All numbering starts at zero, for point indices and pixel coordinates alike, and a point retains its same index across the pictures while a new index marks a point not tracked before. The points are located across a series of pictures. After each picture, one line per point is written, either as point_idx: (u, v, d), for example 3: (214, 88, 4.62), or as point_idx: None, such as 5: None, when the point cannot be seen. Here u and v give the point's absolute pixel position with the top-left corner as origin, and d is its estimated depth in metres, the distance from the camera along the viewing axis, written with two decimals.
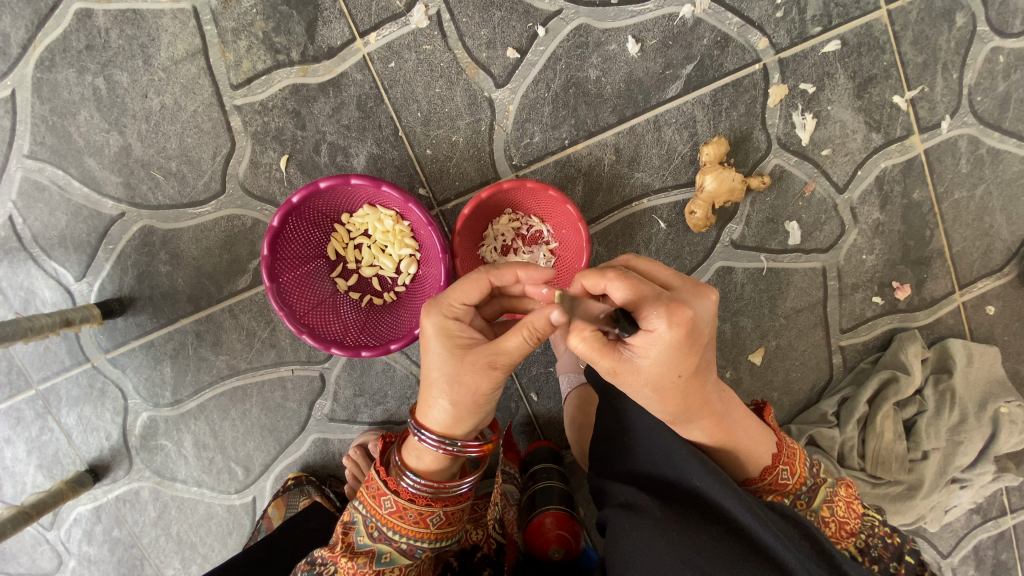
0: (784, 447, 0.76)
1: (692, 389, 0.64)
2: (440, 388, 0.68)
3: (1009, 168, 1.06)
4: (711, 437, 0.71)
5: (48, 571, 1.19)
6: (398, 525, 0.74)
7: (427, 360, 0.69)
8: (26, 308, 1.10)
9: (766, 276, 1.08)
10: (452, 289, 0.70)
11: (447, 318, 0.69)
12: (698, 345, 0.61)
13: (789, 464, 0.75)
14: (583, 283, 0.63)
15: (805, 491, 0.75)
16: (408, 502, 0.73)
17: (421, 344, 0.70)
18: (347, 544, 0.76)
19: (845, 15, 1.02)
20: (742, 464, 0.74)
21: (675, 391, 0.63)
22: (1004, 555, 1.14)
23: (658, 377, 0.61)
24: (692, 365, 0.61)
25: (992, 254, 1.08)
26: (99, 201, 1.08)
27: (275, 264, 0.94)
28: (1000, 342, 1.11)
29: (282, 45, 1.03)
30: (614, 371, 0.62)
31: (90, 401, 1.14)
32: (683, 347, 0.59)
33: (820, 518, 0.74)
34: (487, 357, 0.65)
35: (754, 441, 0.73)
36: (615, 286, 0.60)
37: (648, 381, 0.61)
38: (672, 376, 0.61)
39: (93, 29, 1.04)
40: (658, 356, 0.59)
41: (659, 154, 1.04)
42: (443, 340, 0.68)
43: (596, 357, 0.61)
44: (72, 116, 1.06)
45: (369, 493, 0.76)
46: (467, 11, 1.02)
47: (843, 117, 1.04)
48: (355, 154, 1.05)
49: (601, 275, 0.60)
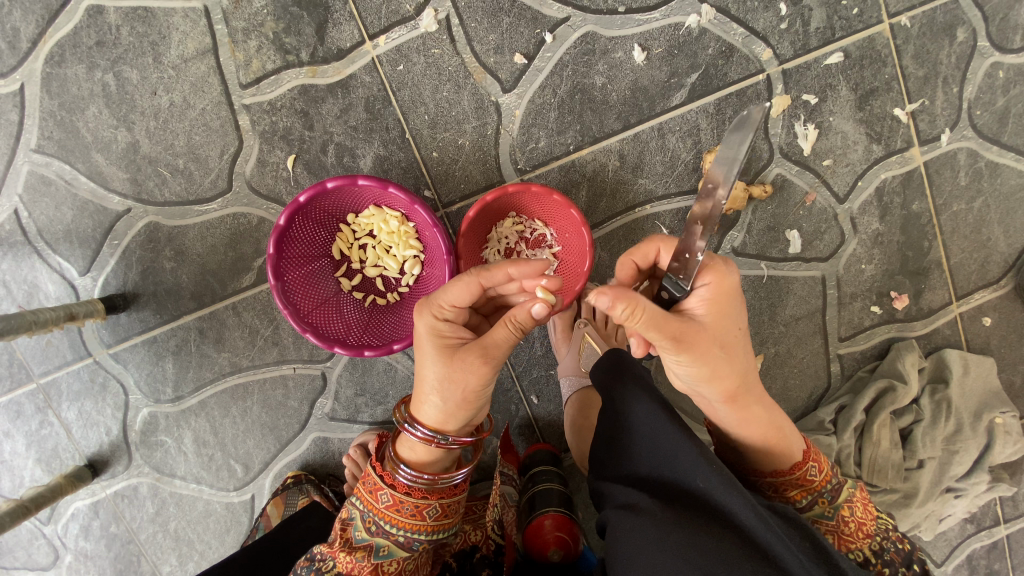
0: (811, 447, 0.79)
1: (741, 354, 0.69)
2: (434, 386, 0.71)
3: (1007, 181, 1.07)
4: (762, 423, 0.74)
5: (44, 566, 1.19)
6: (394, 517, 0.75)
7: (420, 360, 0.72)
8: (29, 302, 1.10)
9: (766, 284, 1.09)
10: (442, 291, 0.69)
11: (439, 319, 0.70)
12: (739, 306, 0.69)
13: (818, 462, 0.77)
14: (635, 257, 0.71)
15: (829, 489, 0.76)
16: (405, 495, 0.75)
17: (414, 345, 0.72)
18: (345, 540, 0.77)
19: (847, 28, 1.03)
20: (772, 456, 0.76)
21: (732, 352, 0.68)
22: (996, 564, 1.15)
23: (718, 332, 0.66)
24: (739, 320, 0.69)
25: (990, 266, 1.10)
26: (105, 197, 1.08)
27: (280, 263, 0.95)
28: (996, 353, 1.12)
29: (292, 46, 1.04)
30: (681, 335, 0.63)
31: (91, 396, 1.14)
32: (727, 299, 0.66)
33: (840, 516, 0.75)
34: (473, 356, 0.67)
35: (790, 428, 0.77)
36: (665, 248, 0.71)
37: (711, 339, 0.65)
38: (728, 330, 0.67)
39: (104, 25, 1.04)
40: (711, 309, 0.66)
41: (662, 162, 1.06)
42: (434, 340, 0.70)
43: (664, 328, 0.61)
44: (80, 112, 1.06)
45: (366, 488, 0.77)
46: (476, 17, 1.03)
47: (845, 128, 1.06)
48: (362, 155, 1.06)
49: (652, 240, 0.71)
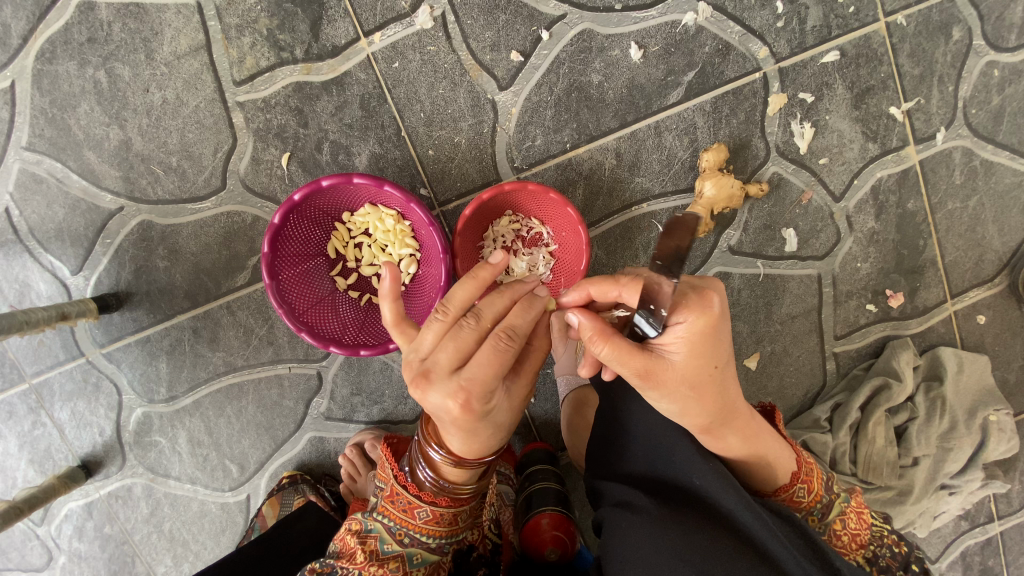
0: (802, 466, 0.76)
1: (721, 389, 0.65)
2: (481, 443, 0.65)
3: (1002, 180, 1.08)
4: (745, 443, 0.71)
5: (38, 567, 1.18)
6: (431, 529, 0.76)
7: (461, 433, 0.63)
8: (21, 302, 1.09)
9: (763, 283, 1.09)
10: (489, 375, 0.57)
11: (480, 398, 0.58)
12: (724, 339, 0.63)
13: (807, 482, 0.76)
14: (591, 289, 0.67)
15: (819, 507, 0.76)
16: (444, 508, 0.75)
17: (452, 423, 0.61)
18: (370, 553, 0.76)
19: (844, 26, 1.03)
20: (769, 473, 0.74)
21: (710, 389, 0.64)
22: (990, 561, 1.16)
23: (691, 370, 0.61)
24: (723, 355, 0.63)
25: (984, 264, 1.10)
26: (97, 195, 1.07)
27: (275, 262, 0.94)
28: (990, 351, 1.13)
29: (286, 43, 1.03)
30: (644, 371, 0.60)
31: (84, 396, 1.13)
32: (709, 337, 0.60)
33: (831, 531, 0.75)
34: (521, 396, 0.64)
35: (778, 450, 0.74)
36: (629, 289, 0.65)
37: (682, 379, 0.62)
38: (706, 368, 0.62)
39: (96, 22, 1.03)
40: (688, 348, 0.60)
41: (659, 160, 1.05)
42: (482, 416, 0.60)
43: (627, 359, 0.59)
44: (72, 109, 1.05)
45: (399, 506, 0.76)
46: (471, 14, 1.02)
47: (841, 126, 1.06)
48: (357, 153, 1.05)
49: (615, 282, 0.66)
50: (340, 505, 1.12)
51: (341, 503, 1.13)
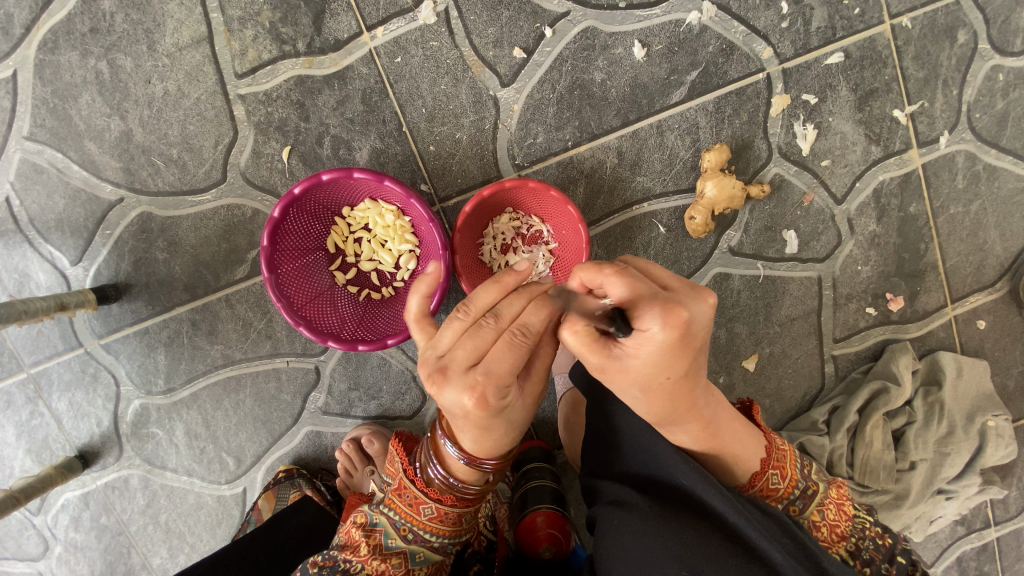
0: (773, 452, 0.76)
1: (679, 393, 0.63)
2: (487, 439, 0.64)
3: (1004, 185, 1.07)
4: (702, 441, 0.70)
5: (34, 556, 1.19)
6: (435, 527, 0.75)
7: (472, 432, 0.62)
8: (20, 291, 1.09)
9: (762, 283, 1.09)
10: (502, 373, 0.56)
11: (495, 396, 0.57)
12: (690, 351, 0.59)
13: (780, 468, 0.76)
14: (581, 276, 0.60)
15: (798, 496, 0.76)
16: (449, 507, 0.74)
17: (468, 423, 0.60)
18: (373, 546, 0.75)
19: (849, 28, 1.03)
20: (737, 467, 0.74)
21: (663, 392, 0.62)
22: (985, 567, 1.16)
23: (647, 376, 0.59)
24: (682, 368, 0.59)
25: (985, 269, 1.10)
26: (97, 185, 1.07)
27: (273, 255, 0.94)
28: (990, 356, 1.12)
29: (288, 36, 1.03)
30: (600, 369, 0.60)
31: (82, 386, 1.13)
32: (673, 350, 0.57)
33: (809, 522, 0.75)
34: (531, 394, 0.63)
35: (744, 443, 0.73)
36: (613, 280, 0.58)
37: (637, 381, 0.60)
38: (660, 377, 0.59)
39: (98, 12, 1.03)
40: (647, 357, 0.57)
41: (660, 159, 1.05)
42: (491, 416, 0.59)
43: (586, 353, 0.59)
44: (73, 99, 1.05)
45: (405, 501, 0.75)
46: (475, 10, 1.02)
47: (844, 129, 1.05)
48: (358, 147, 1.05)
49: (599, 269, 0.58)
50: (336, 499, 1.12)
51: (337, 498, 1.13)
